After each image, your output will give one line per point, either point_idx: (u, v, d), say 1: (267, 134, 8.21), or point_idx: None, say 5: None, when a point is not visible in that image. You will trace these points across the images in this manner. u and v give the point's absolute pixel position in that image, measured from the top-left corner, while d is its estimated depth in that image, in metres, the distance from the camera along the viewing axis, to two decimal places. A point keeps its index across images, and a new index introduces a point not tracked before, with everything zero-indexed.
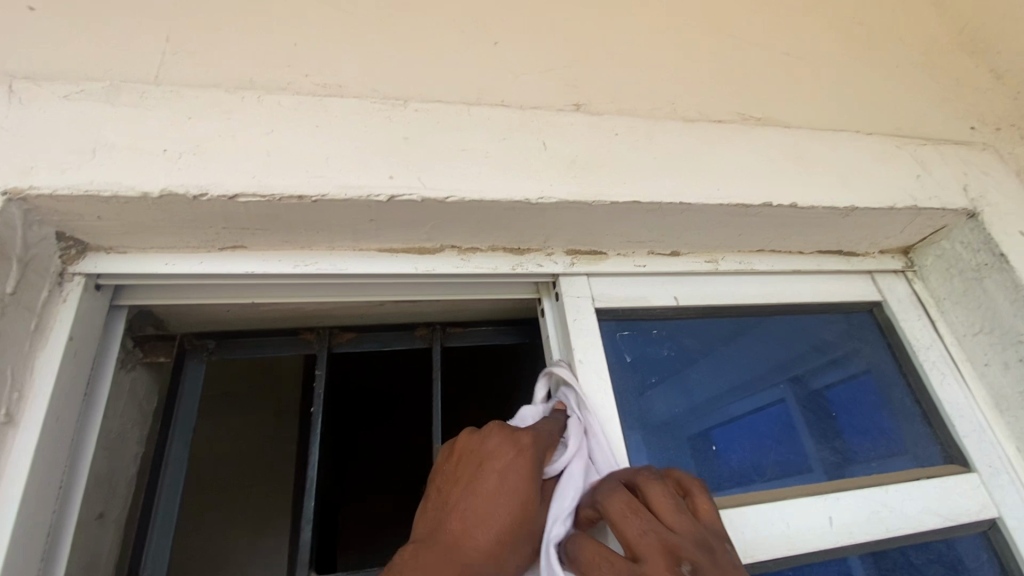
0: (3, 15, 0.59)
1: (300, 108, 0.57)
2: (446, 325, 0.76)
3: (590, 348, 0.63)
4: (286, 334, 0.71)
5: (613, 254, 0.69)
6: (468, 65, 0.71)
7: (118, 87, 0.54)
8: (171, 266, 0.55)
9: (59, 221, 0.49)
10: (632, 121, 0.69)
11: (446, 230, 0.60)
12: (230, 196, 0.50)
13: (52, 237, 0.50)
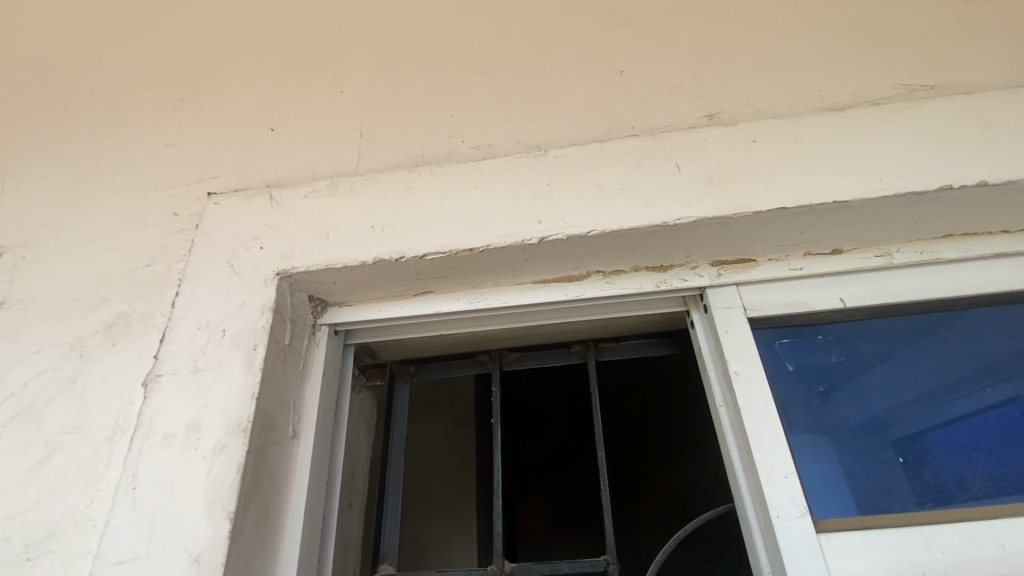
0: (263, 140, 0.83)
1: (463, 173, 0.69)
2: (599, 341, 0.81)
3: (745, 359, 0.63)
4: (464, 357, 0.83)
5: (764, 259, 0.68)
6: (597, 102, 0.77)
7: (337, 182, 0.72)
8: (383, 311, 0.72)
9: (310, 288, 0.69)
10: (773, 123, 0.67)
11: (590, 259, 0.67)
12: (421, 255, 0.65)
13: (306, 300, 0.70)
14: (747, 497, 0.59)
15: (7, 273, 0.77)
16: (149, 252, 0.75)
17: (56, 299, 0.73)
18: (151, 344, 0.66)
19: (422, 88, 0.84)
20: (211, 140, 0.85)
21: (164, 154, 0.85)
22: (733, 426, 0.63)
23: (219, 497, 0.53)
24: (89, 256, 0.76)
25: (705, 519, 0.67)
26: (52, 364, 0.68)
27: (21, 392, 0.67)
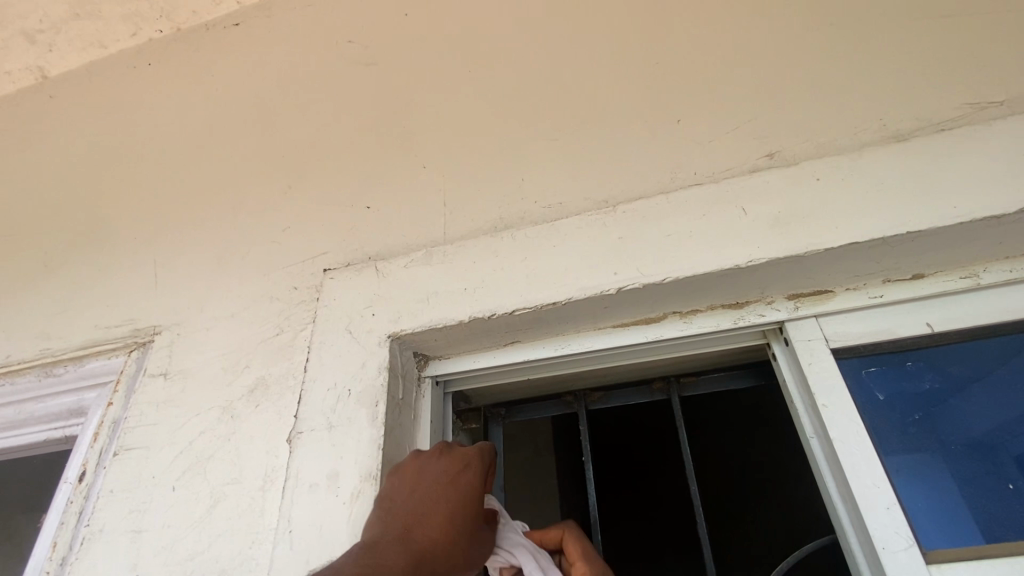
0: (361, 217, 0.96)
1: (540, 233, 0.77)
2: (679, 376, 0.84)
3: (832, 391, 0.64)
4: (551, 399, 0.89)
5: (842, 289, 0.69)
6: (658, 153, 0.83)
7: (430, 252, 0.82)
8: (477, 362, 0.79)
9: (415, 346, 0.78)
10: (836, 159, 0.70)
11: (666, 302, 0.71)
12: (510, 312, 0.72)
13: (412, 356, 0.79)
14: (849, 529, 0.60)
15: (168, 348, 0.93)
16: (277, 323, 0.87)
17: (207, 368, 0.87)
18: (288, 405, 0.78)
19: (494, 157, 0.93)
20: (318, 220, 0.99)
21: (280, 236, 0.99)
22: (826, 457, 0.64)
23: None
24: (229, 329, 0.90)
25: (808, 549, 0.66)
26: (210, 425, 0.81)
27: (189, 449, 0.80)
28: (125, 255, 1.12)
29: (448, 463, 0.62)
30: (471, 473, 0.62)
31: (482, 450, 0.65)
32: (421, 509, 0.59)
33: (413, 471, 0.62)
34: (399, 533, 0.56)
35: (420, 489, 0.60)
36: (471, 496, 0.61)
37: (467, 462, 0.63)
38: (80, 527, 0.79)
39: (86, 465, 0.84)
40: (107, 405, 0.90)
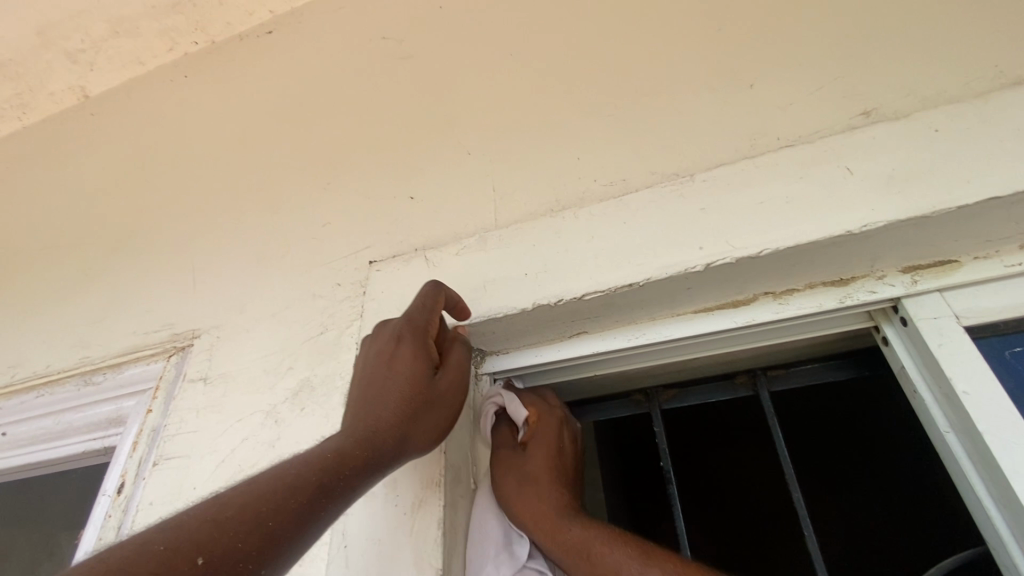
0: (405, 208, 0.90)
1: (607, 210, 0.69)
2: (766, 369, 0.74)
3: (973, 376, 0.54)
4: (619, 398, 0.80)
5: (969, 259, 0.60)
6: (732, 120, 0.75)
7: (484, 237, 0.75)
8: (540, 356, 0.72)
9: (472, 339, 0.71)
10: (953, 109, 0.61)
11: (757, 280, 0.63)
12: (579, 296, 0.64)
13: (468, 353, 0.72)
14: (1009, 538, 0.50)
15: (208, 351, 0.88)
16: (321, 321, 0.82)
17: (248, 371, 0.82)
18: (336, 407, 0.71)
19: (545, 137, 0.86)
20: (359, 214, 0.93)
21: (320, 233, 0.94)
22: (970, 452, 0.54)
23: (425, 554, 0.55)
24: (270, 330, 0.85)
25: (954, 563, 0.60)
26: (253, 430, 0.75)
27: (230, 458, 0.74)
28: (163, 260, 1.09)
29: (382, 351, 0.60)
30: (414, 359, 0.59)
31: (410, 319, 0.62)
32: (371, 393, 0.57)
33: (362, 367, 0.61)
34: (352, 419, 0.55)
35: (367, 380, 0.58)
36: (410, 366, 0.58)
37: (400, 338, 0.60)
38: (119, 543, 0.73)
39: (125, 476, 0.79)
40: (147, 412, 0.85)
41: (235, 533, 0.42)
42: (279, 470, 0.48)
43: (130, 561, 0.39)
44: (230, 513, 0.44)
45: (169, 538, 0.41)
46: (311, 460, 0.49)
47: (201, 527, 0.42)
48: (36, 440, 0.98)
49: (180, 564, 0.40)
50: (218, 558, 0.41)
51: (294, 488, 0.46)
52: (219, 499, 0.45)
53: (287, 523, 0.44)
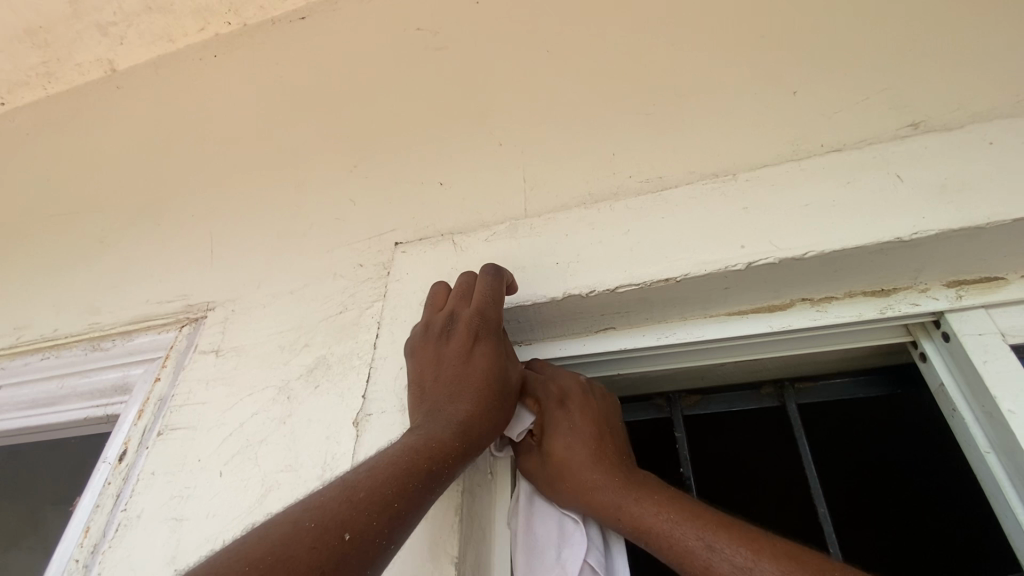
0: (432, 193, 0.89)
1: (644, 205, 0.68)
2: (793, 380, 0.72)
3: (1020, 395, 0.52)
4: (640, 401, 0.78)
5: (1015, 277, 0.58)
6: (775, 125, 0.73)
7: (514, 225, 0.74)
8: (564, 349, 0.70)
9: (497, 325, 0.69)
10: (1006, 124, 0.60)
11: (796, 285, 0.61)
12: (612, 288, 0.63)
13: None
14: None
15: (221, 324, 0.87)
16: (341, 301, 0.80)
17: (263, 346, 0.80)
18: (353, 385, 0.69)
19: (580, 131, 0.85)
20: (385, 198, 0.92)
21: (345, 214, 0.93)
22: (1013, 476, 0.52)
23: (442, 541, 0.53)
24: (288, 307, 0.84)
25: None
26: (264, 405, 0.73)
27: (239, 432, 0.72)
28: (181, 232, 1.08)
29: (456, 344, 0.59)
30: (486, 351, 0.58)
31: (482, 314, 0.60)
32: (450, 384, 0.56)
33: (429, 357, 0.59)
34: (435, 410, 0.54)
35: (444, 371, 0.57)
36: (489, 359, 0.58)
37: (474, 333, 0.59)
38: (117, 512, 0.71)
39: (128, 444, 0.77)
40: (154, 381, 0.83)
41: (370, 513, 0.43)
42: (390, 455, 0.48)
43: (286, 541, 0.41)
44: (362, 493, 0.45)
45: (315, 515, 0.43)
46: (417, 449, 0.49)
47: (340, 508, 0.43)
48: (37, 403, 0.96)
49: (331, 542, 0.41)
50: (362, 532, 0.42)
51: (407, 473, 0.47)
52: (340, 481, 0.46)
53: (409, 504, 0.46)
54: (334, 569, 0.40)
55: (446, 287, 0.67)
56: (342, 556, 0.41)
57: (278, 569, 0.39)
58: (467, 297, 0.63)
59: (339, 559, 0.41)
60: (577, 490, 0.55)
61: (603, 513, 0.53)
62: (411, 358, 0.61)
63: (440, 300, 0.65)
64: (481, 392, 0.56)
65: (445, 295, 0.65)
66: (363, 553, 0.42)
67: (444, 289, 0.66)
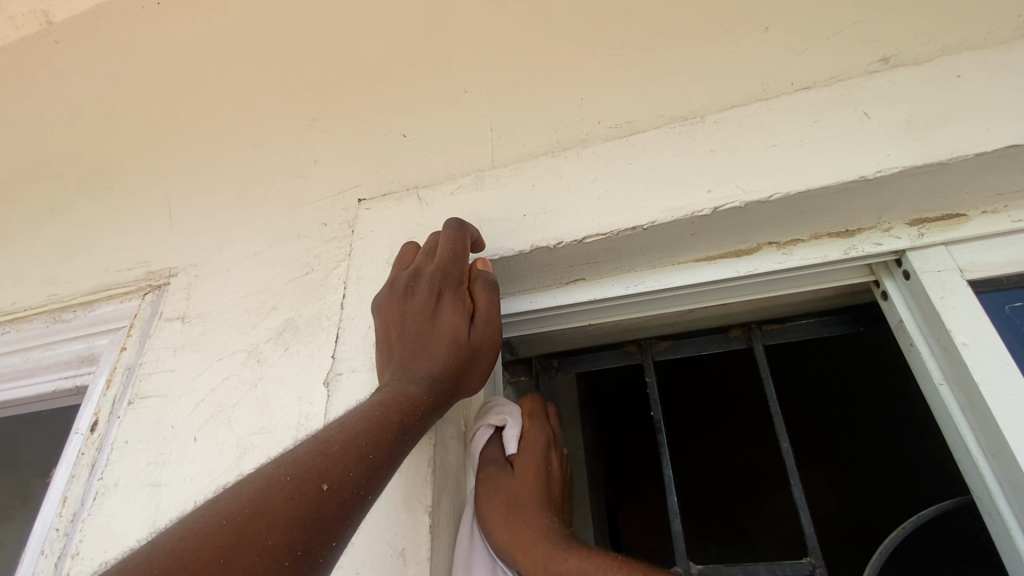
0: (396, 146, 0.85)
1: (612, 151, 0.66)
2: (761, 323, 0.73)
3: (973, 328, 0.53)
4: (612, 348, 0.78)
5: (975, 213, 0.59)
6: (745, 63, 0.71)
7: (481, 176, 0.72)
8: (534, 302, 0.69)
9: None
10: (975, 56, 0.59)
11: (762, 228, 0.61)
12: (579, 239, 0.62)
13: None
14: (996, 487, 0.50)
15: (185, 291, 0.84)
16: (306, 262, 0.78)
17: (229, 311, 0.79)
18: (322, 346, 0.69)
19: (546, 76, 0.81)
20: (347, 153, 0.88)
21: (306, 171, 0.89)
22: (963, 405, 0.54)
23: (414, 492, 0.53)
24: (252, 271, 0.81)
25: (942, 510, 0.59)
26: (234, 370, 0.72)
27: (210, 397, 0.71)
28: (137, 196, 1.03)
29: (419, 300, 0.58)
30: (450, 307, 0.57)
31: (444, 268, 0.59)
32: (414, 342, 0.55)
33: (395, 315, 0.58)
34: (400, 368, 0.54)
35: (408, 328, 0.57)
36: (453, 317, 0.57)
37: (437, 290, 0.58)
38: (94, 480, 0.71)
39: (99, 414, 0.76)
40: (120, 351, 0.81)
41: (346, 462, 0.43)
42: (361, 410, 0.48)
43: (261, 494, 0.40)
44: (337, 446, 0.44)
45: (289, 469, 0.42)
46: (386, 404, 0.49)
47: (314, 461, 0.42)
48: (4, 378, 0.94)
49: (308, 492, 0.40)
50: (341, 483, 0.41)
51: (380, 424, 0.46)
52: (311, 438, 0.45)
53: (383, 455, 0.45)
54: (314, 519, 0.39)
55: (415, 245, 0.66)
56: (321, 506, 0.40)
57: (257, 520, 0.38)
58: (431, 256, 0.62)
59: (319, 509, 0.40)
60: (517, 543, 0.51)
61: (546, 570, 0.50)
62: (378, 315, 0.60)
63: (409, 258, 0.64)
64: (445, 351, 0.55)
65: (413, 254, 0.64)
66: (343, 500, 0.41)
67: (413, 249, 0.65)
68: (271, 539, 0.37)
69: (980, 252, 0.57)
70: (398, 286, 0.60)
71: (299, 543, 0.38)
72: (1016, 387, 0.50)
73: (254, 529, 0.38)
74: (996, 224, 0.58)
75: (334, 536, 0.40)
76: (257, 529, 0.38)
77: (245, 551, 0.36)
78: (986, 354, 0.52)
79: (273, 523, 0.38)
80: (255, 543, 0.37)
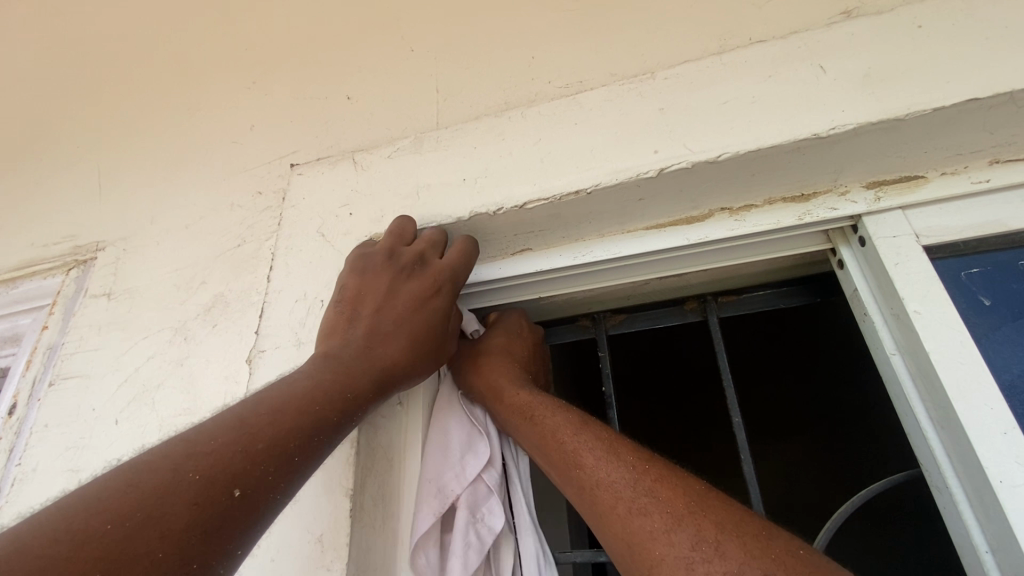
0: (337, 109, 0.79)
1: (558, 111, 0.62)
2: (717, 295, 0.70)
3: (927, 295, 0.51)
4: (564, 323, 0.75)
5: (934, 175, 0.56)
6: (702, 15, 0.65)
7: (420, 139, 0.67)
8: (478, 275, 0.65)
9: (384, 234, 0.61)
10: (939, 5, 0.55)
11: (713, 192, 0.58)
12: (520, 205, 0.57)
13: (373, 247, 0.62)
14: (943, 460, 0.49)
15: (113, 265, 0.79)
16: (239, 234, 0.73)
17: (158, 286, 0.73)
18: (251, 322, 0.65)
19: (494, 32, 0.76)
20: (286, 118, 0.82)
21: (243, 137, 0.83)
22: (913, 376, 0.52)
23: (337, 475, 0.50)
24: (182, 243, 0.76)
25: (890, 482, 0.57)
26: (160, 349, 0.68)
27: (134, 377, 0.67)
28: (66, 165, 0.96)
29: (413, 287, 0.54)
30: (439, 310, 0.54)
31: (454, 270, 0.56)
32: (388, 328, 0.52)
33: (380, 288, 0.53)
34: (364, 351, 0.49)
35: (389, 309, 0.52)
36: (438, 321, 0.54)
37: (437, 286, 0.54)
38: (10, 467, 0.67)
39: (17, 397, 0.71)
40: (42, 330, 0.76)
41: (267, 464, 0.39)
42: (305, 399, 0.44)
43: (164, 493, 0.36)
44: (262, 445, 0.40)
45: (201, 465, 0.38)
46: (333, 393, 0.45)
47: (231, 457, 0.38)
48: None
49: (216, 497, 0.36)
50: (255, 488, 0.38)
51: (317, 426, 0.43)
52: (233, 421, 0.41)
53: (309, 456, 0.42)
54: (217, 526, 0.36)
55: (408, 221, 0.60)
56: (228, 514, 0.36)
57: (151, 526, 0.34)
58: (438, 250, 0.58)
59: (225, 516, 0.36)
60: (518, 411, 0.55)
61: (539, 442, 0.52)
62: (357, 276, 0.55)
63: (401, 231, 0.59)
64: (414, 350, 0.52)
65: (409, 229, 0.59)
66: (257, 506, 0.38)
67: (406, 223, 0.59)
68: (163, 551, 0.34)
69: (939, 217, 0.54)
70: (398, 261, 0.55)
71: (195, 555, 0.34)
72: (966, 357, 0.48)
73: (144, 537, 0.34)
74: (955, 187, 0.55)
75: (239, 544, 0.37)
76: (148, 538, 0.34)
77: (132, 561, 0.33)
78: (942, 323, 0.49)
79: (168, 531, 0.35)
80: (143, 554, 0.33)
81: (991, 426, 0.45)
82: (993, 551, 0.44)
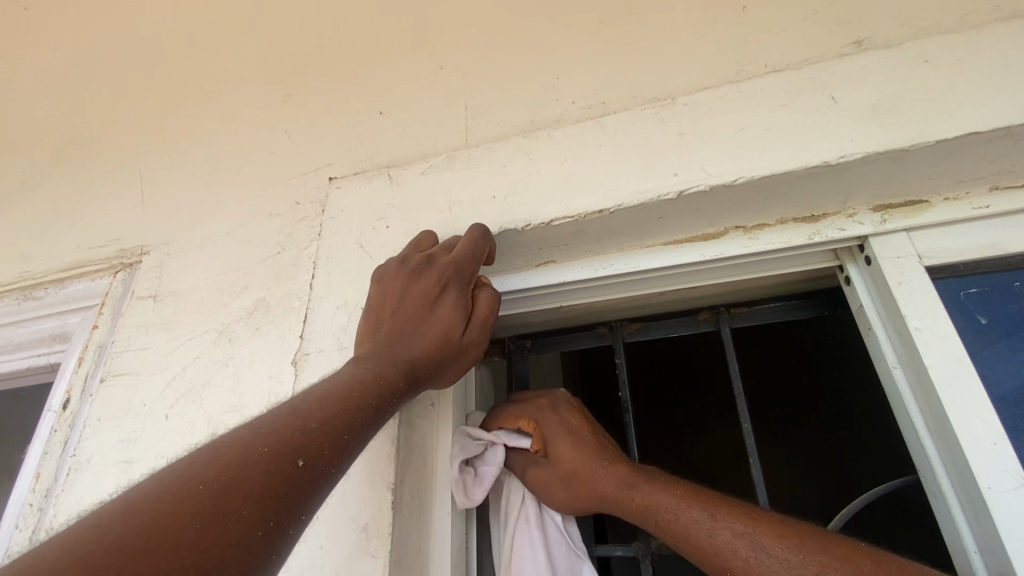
0: (369, 123, 0.84)
1: (582, 133, 0.66)
2: (730, 307, 0.74)
3: (928, 314, 0.54)
4: (583, 330, 0.79)
5: (938, 199, 0.59)
6: (718, 43, 0.69)
7: (452, 155, 0.71)
8: (504, 284, 0.69)
9: None
10: (946, 41, 0.58)
11: (728, 212, 0.61)
12: (547, 222, 0.62)
13: None
14: (939, 468, 0.52)
15: (157, 269, 0.83)
16: (278, 241, 0.78)
17: (201, 290, 0.78)
18: (293, 326, 0.69)
19: (520, 53, 0.80)
20: (321, 131, 0.87)
21: (279, 148, 0.88)
22: (912, 389, 0.56)
23: (378, 470, 0.54)
24: (225, 249, 0.81)
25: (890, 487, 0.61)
26: (206, 349, 0.73)
27: (181, 376, 0.72)
28: (109, 171, 1.01)
29: (424, 285, 0.58)
30: (450, 302, 0.58)
31: (458, 263, 0.58)
32: (404, 327, 0.56)
33: (397, 293, 0.58)
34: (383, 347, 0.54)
35: (404, 308, 0.57)
36: (450, 313, 0.57)
37: (445, 281, 0.58)
38: (66, 458, 0.72)
39: (71, 392, 0.76)
40: (92, 329, 0.81)
41: (323, 439, 0.43)
42: (339, 386, 0.48)
43: (241, 462, 0.40)
44: (315, 424, 0.44)
45: (269, 441, 0.42)
46: (361, 381, 0.49)
47: (290, 434, 0.43)
48: None
49: (286, 466, 0.41)
50: (316, 459, 0.42)
51: (353, 407, 0.47)
52: (287, 409, 0.45)
53: (354, 430, 0.46)
54: (286, 493, 0.40)
55: (432, 233, 0.65)
56: (295, 481, 0.41)
57: (233, 488, 0.38)
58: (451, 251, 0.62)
59: (294, 482, 0.41)
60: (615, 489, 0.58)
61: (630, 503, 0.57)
62: (379, 284, 0.60)
63: (426, 245, 0.63)
64: (428, 341, 0.56)
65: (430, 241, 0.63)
66: (316, 475, 0.42)
67: (429, 237, 0.64)
68: (247, 508, 0.38)
69: (941, 240, 0.58)
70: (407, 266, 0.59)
71: (271, 515, 0.39)
72: (964, 374, 0.51)
73: (229, 496, 0.38)
74: (958, 212, 0.58)
75: (304, 507, 0.41)
76: (233, 498, 0.38)
77: (223, 516, 0.37)
78: (941, 338, 0.53)
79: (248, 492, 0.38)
80: (231, 510, 0.37)
81: (984, 437, 0.49)
82: (982, 552, 0.48)
